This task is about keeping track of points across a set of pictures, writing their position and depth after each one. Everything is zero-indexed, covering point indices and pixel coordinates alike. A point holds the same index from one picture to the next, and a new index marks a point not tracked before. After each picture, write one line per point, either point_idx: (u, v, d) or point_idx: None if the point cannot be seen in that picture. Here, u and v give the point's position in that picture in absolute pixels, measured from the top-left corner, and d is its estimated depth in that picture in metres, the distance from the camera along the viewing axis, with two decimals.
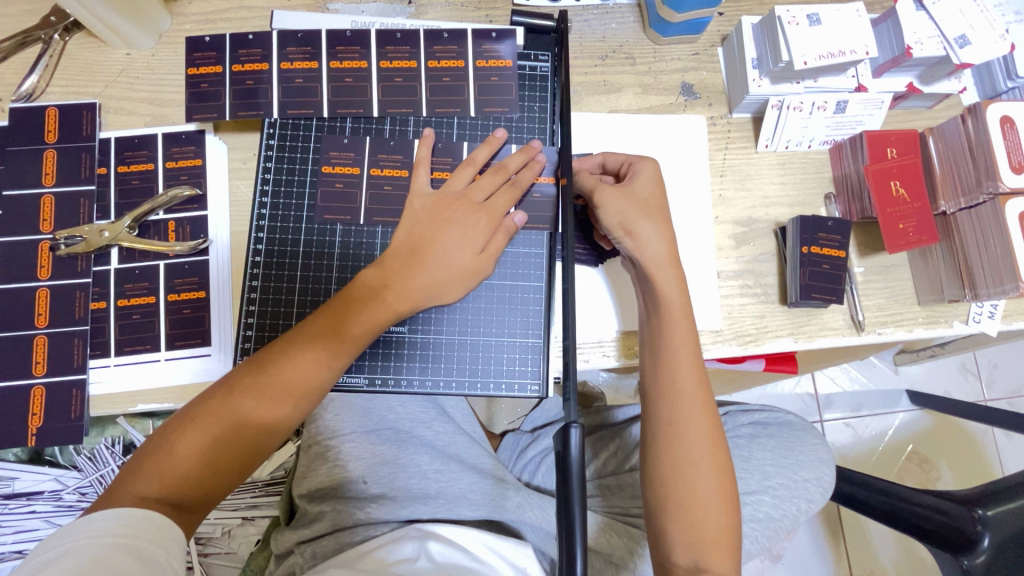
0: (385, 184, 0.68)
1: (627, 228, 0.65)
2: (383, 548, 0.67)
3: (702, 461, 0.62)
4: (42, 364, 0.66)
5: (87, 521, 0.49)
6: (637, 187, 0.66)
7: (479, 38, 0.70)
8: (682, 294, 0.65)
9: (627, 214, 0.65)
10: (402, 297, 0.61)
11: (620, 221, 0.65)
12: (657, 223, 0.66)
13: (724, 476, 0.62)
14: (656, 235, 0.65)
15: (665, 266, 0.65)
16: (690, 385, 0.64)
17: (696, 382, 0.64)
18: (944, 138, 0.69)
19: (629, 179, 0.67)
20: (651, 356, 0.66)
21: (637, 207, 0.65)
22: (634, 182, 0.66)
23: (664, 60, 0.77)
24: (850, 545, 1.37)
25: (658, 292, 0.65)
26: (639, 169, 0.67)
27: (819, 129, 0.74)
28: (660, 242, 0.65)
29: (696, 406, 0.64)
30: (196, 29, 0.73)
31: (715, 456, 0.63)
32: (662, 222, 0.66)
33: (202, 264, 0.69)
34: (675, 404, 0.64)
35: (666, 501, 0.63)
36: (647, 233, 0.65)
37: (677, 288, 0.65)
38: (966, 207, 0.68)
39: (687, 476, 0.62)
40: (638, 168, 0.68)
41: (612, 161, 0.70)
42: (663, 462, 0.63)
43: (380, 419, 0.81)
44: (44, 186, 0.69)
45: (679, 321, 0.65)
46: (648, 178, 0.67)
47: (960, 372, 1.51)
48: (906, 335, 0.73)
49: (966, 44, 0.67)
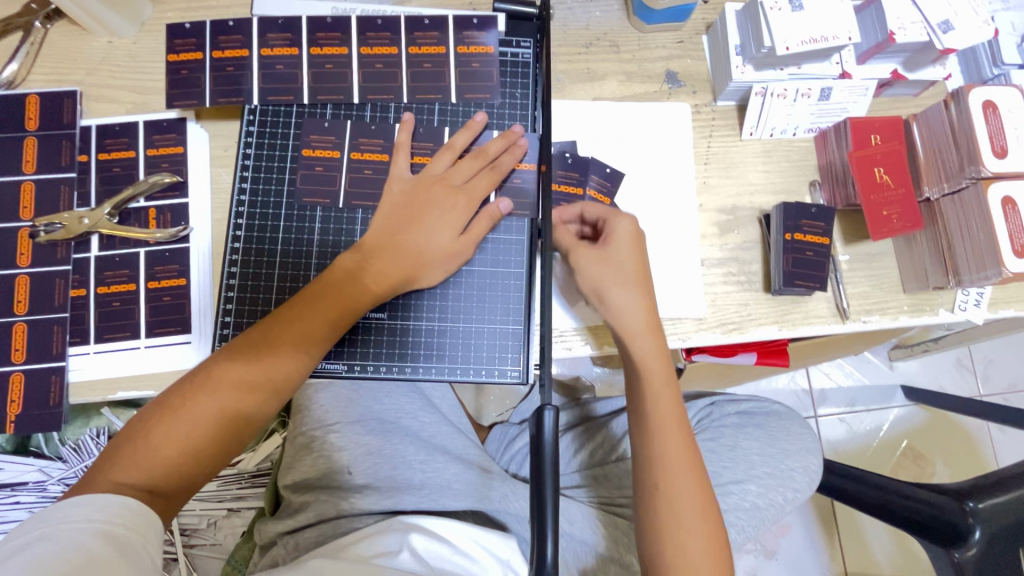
0: (366, 168, 0.68)
1: (601, 293, 0.66)
2: (367, 540, 0.66)
3: (692, 524, 0.61)
4: (22, 351, 0.65)
5: (65, 506, 0.49)
6: (614, 248, 0.66)
7: (460, 25, 0.70)
8: (662, 359, 0.66)
9: (602, 278, 0.66)
10: (380, 280, 0.62)
11: (594, 286, 0.66)
12: (631, 288, 0.65)
13: (715, 534, 0.62)
14: (632, 302, 0.65)
15: (646, 334, 0.65)
16: (675, 447, 0.64)
17: (680, 443, 0.64)
18: (928, 123, 0.69)
19: (606, 239, 0.66)
20: (636, 420, 0.66)
21: (612, 271, 0.65)
22: (610, 245, 0.66)
23: (648, 48, 0.77)
24: (844, 540, 1.36)
25: (636, 360, 0.66)
26: (616, 226, 0.66)
27: (803, 116, 0.73)
28: (642, 312, 0.65)
29: (683, 465, 0.63)
30: (177, 17, 0.73)
31: (705, 519, 0.62)
32: (637, 285, 0.66)
33: (182, 252, 0.68)
34: (664, 467, 0.63)
35: (658, 562, 0.61)
36: (620, 299, 0.65)
37: (657, 355, 0.65)
38: (949, 193, 0.68)
39: (676, 538, 0.61)
40: (617, 224, 0.66)
41: (590, 212, 0.68)
42: (655, 520, 0.62)
43: (366, 409, 0.80)
44: (24, 173, 0.69)
45: (660, 385, 0.66)
46: (626, 236, 0.66)
47: (954, 367, 1.50)
48: (891, 323, 0.73)
49: (949, 29, 0.66)
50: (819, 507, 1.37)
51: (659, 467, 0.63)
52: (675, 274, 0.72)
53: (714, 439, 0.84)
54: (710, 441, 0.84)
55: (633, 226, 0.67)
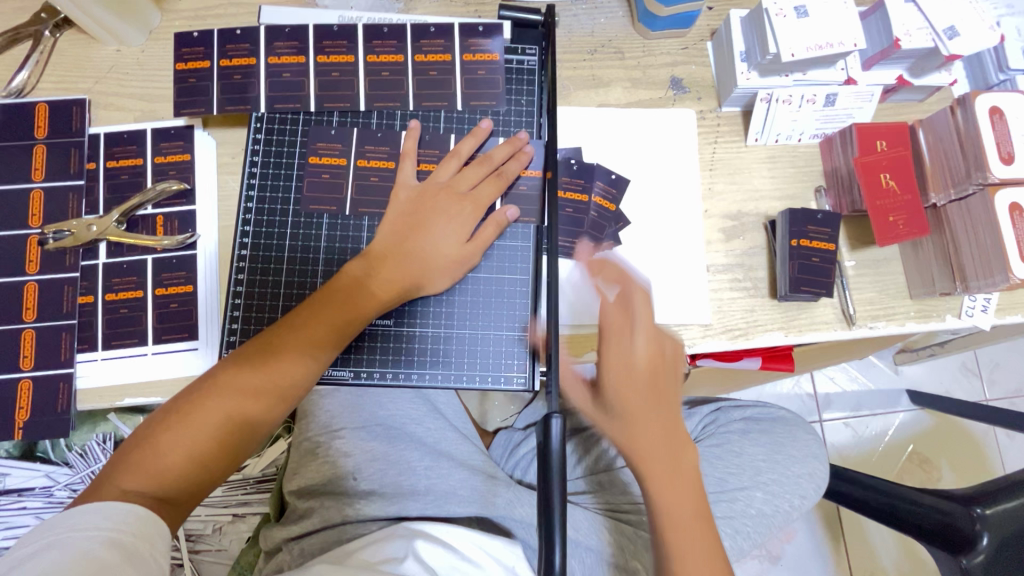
0: (372, 175, 0.69)
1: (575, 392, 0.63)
2: (372, 546, 0.66)
3: None
4: (30, 357, 0.66)
5: (72, 514, 0.48)
6: (625, 354, 0.63)
7: (466, 33, 0.70)
8: (672, 462, 0.62)
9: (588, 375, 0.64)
10: (387, 288, 0.62)
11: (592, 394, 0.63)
12: (637, 397, 0.62)
13: None
14: (636, 412, 0.62)
15: (653, 442, 0.61)
16: (694, 553, 0.59)
17: (699, 547, 0.60)
18: (934, 129, 0.69)
19: (615, 342, 0.63)
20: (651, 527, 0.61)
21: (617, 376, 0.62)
22: (616, 351, 0.63)
23: (652, 54, 0.77)
24: (850, 546, 1.36)
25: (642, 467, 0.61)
26: (633, 343, 0.63)
27: (809, 122, 0.73)
28: (647, 420, 0.62)
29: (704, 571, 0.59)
30: (185, 25, 0.74)
31: None
32: (643, 391, 0.62)
33: (189, 259, 0.69)
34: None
35: None
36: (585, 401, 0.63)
37: (665, 458, 0.61)
38: (956, 199, 0.68)
39: None
40: (634, 337, 0.63)
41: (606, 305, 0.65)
42: None
43: (371, 414, 0.80)
44: (33, 180, 0.69)
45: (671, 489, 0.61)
46: (646, 347, 0.63)
47: (960, 371, 1.49)
48: (898, 329, 0.72)
49: (954, 36, 0.66)
50: (825, 512, 1.36)
51: (674, 550, 0.60)
52: (680, 280, 0.72)
53: (719, 445, 0.83)
54: (716, 447, 0.83)
55: (653, 345, 0.63)
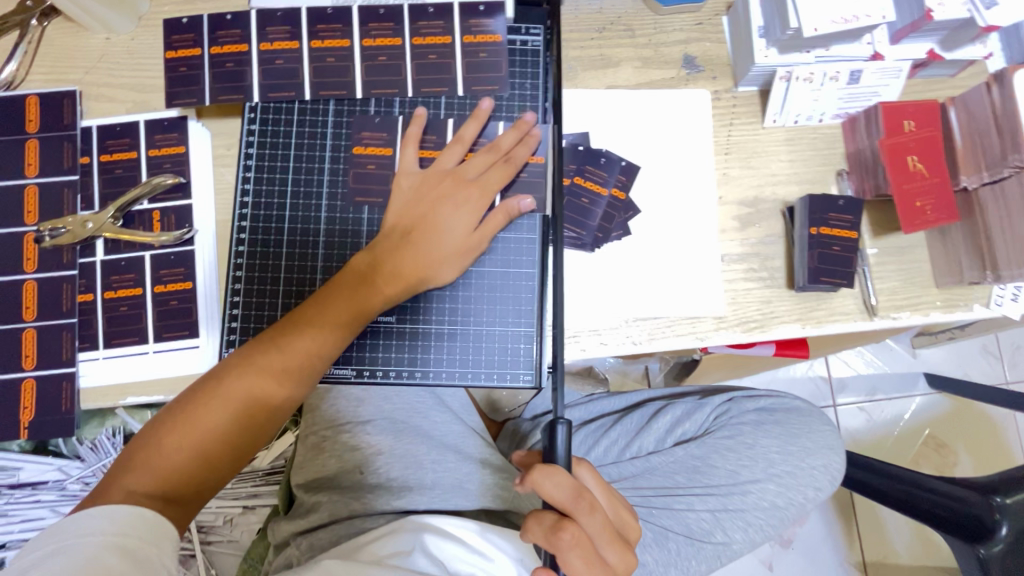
0: (368, 163, 0.67)
1: (565, 520, 0.51)
2: (381, 539, 0.66)
3: None
4: (32, 356, 0.65)
5: (78, 520, 0.48)
6: (605, 550, 0.52)
7: (466, 12, 0.66)
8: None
9: (581, 499, 0.52)
10: (393, 280, 0.60)
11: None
12: (616, 547, 0.53)
13: None
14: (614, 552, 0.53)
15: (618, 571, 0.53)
16: None
17: None
18: (968, 108, 0.64)
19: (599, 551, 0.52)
20: None
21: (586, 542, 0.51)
22: (604, 553, 0.52)
23: (665, 32, 0.73)
24: (864, 532, 1.34)
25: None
26: (609, 555, 0.52)
27: (831, 102, 0.69)
28: (615, 556, 0.53)
29: None
30: (175, 11, 0.71)
31: None
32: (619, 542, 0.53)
33: (188, 254, 0.67)
34: None
35: None
36: (580, 553, 0.51)
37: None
38: (989, 181, 0.63)
39: None
40: (619, 543, 0.53)
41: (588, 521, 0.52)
42: None
43: (377, 409, 0.79)
44: (27, 176, 0.67)
45: None
46: (620, 555, 0.53)
47: (981, 354, 1.45)
48: (922, 319, 0.69)
49: (992, 6, 0.61)
50: (838, 498, 1.34)
51: None
52: (692, 269, 0.69)
53: (731, 437, 0.81)
54: (727, 439, 0.81)
55: (630, 554, 0.54)
